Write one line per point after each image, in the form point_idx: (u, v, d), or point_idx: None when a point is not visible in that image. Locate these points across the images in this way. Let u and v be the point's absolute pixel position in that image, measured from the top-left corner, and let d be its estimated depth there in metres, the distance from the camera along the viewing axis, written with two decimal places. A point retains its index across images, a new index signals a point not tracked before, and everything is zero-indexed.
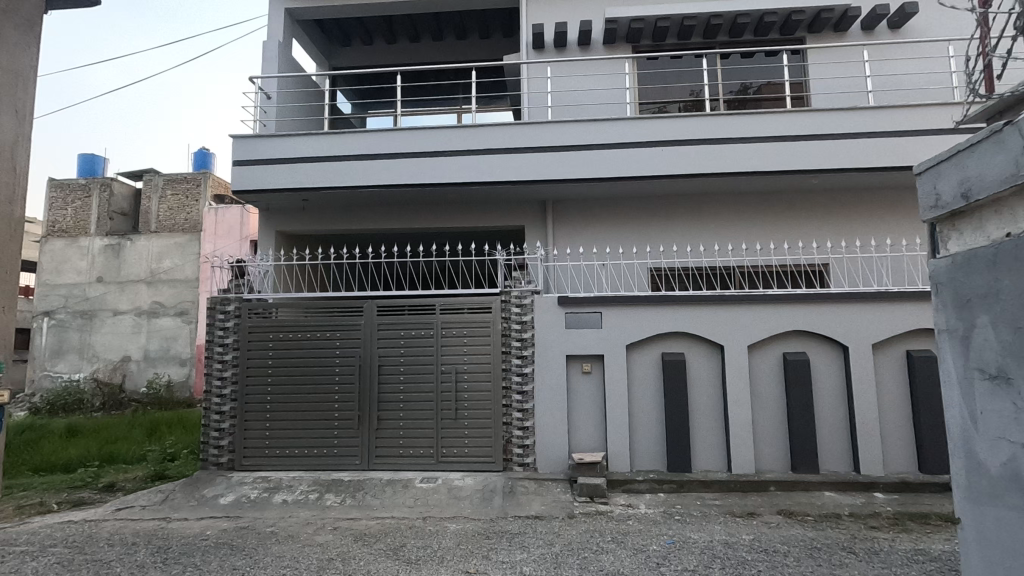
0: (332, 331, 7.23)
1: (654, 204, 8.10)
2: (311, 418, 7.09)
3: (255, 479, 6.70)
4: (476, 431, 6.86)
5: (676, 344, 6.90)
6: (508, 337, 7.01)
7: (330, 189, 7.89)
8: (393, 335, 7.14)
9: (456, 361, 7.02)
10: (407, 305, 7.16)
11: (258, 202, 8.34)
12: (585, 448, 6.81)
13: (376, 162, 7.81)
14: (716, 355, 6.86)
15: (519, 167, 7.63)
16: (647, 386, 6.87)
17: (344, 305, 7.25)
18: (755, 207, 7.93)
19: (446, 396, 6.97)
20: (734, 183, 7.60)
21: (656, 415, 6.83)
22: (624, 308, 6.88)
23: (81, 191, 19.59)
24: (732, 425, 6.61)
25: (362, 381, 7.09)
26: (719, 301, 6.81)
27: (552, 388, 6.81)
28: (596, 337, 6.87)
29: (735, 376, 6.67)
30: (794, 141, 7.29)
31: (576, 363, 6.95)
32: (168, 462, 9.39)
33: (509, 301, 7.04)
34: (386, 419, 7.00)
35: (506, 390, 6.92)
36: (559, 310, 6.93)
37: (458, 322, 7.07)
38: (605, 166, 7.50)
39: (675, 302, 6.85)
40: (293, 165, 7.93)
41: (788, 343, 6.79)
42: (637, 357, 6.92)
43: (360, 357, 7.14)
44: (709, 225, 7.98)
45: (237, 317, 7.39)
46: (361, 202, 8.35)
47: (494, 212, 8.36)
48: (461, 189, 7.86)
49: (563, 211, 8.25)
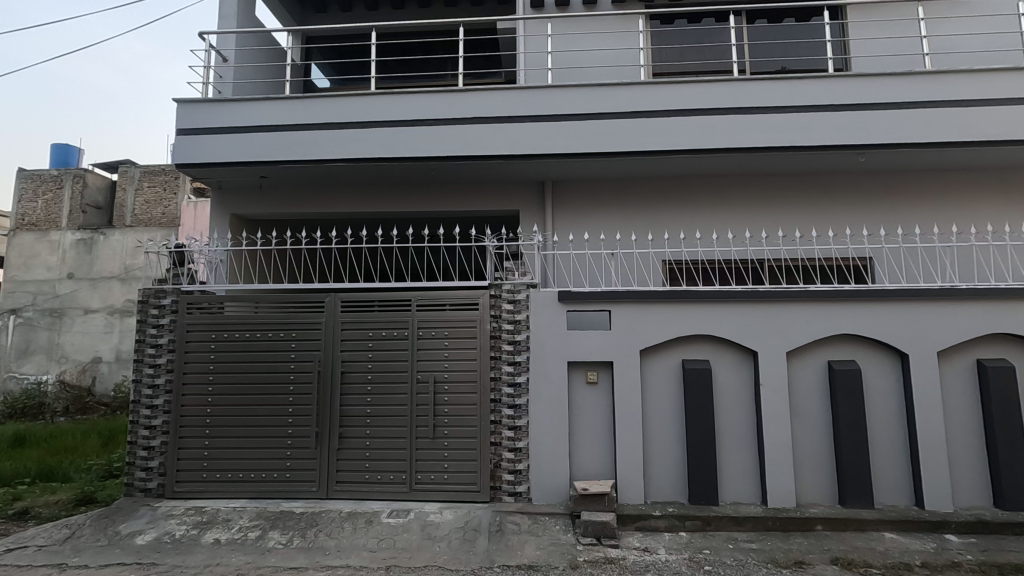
0: (287, 331, 6.02)
1: (673, 186, 6.98)
2: (259, 436, 5.88)
3: (186, 511, 5.48)
4: (458, 455, 5.66)
5: (699, 349, 5.75)
6: (498, 339, 5.81)
7: (292, 164, 6.69)
8: (360, 336, 5.94)
9: (435, 368, 5.83)
10: (377, 299, 5.97)
11: (210, 180, 7.14)
12: (589, 475, 5.64)
13: (346, 132, 6.64)
14: (748, 363, 5.71)
15: (514, 138, 6.46)
16: (664, 400, 5.71)
17: (302, 300, 6.04)
18: (788, 191, 6.85)
19: (422, 410, 5.77)
20: (767, 161, 6.48)
21: (675, 435, 5.67)
22: (637, 306, 5.72)
23: (52, 183, 18.19)
24: (768, 448, 5.46)
25: (322, 391, 5.88)
26: (752, 298, 5.65)
27: (550, 401, 5.64)
28: (604, 341, 5.70)
29: (771, 389, 5.53)
30: (838, 112, 6.17)
31: (579, 371, 5.78)
32: (110, 482, 7.99)
33: (500, 296, 5.87)
34: (350, 437, 5.80)
35: (495, 404, 5.73)
36: (559, 308, 5.76)
37: (438, 321, 5.88)
38: (614, 140, 6.36)
39: (699, 300, 5.70)
40: (249, 135, 6.73)
41: (834, 349, 5.64)
42: (652, 365, 5.76)
43: (319, 362, 5.93)
44: (736, 211, 6.88)
45: (174, 312, 6.15)
46: (331, 181, 7.18)
47: (485, 195, 7.20)
48: (446, 165, 6.69)
49: (566, 193, 7.11)
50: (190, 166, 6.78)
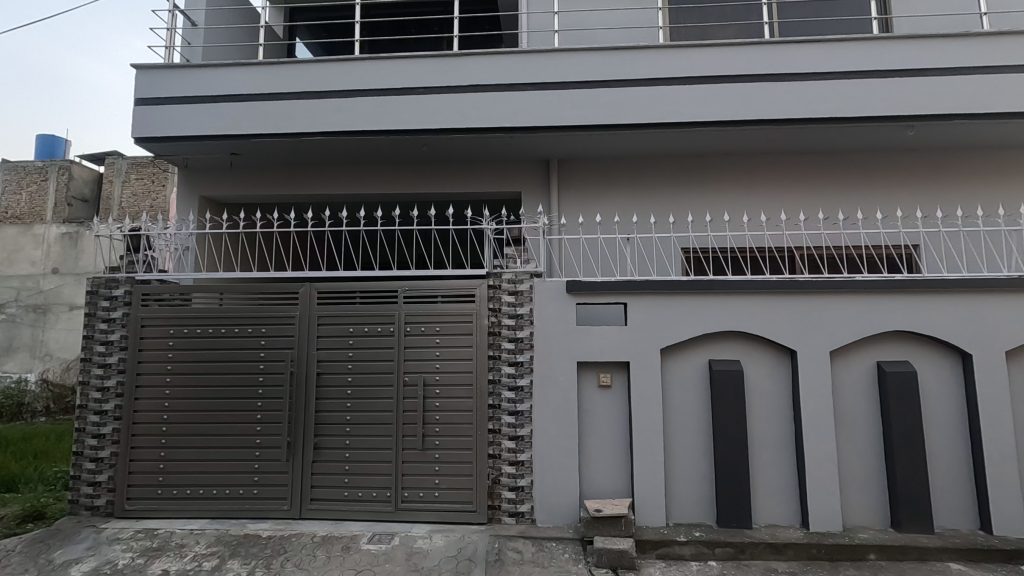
0: (255, 326, 5.26)
1: (694, 165, 6.23)
2: (221, 447, 5.12)
3: (136, 534, 4.73)
4: (450, 469, 4.91)
5: (728, 348, 5.01)
6: (497, 336, 5.07)
7: (265, 137, 5.92)
8: (340, 333, 5.19)
9: (426, 370, 5.07)
10: (359, 290, 5.21)
11: (175, 157, 6.37)
12: (602, 493, 4.90)
13: (325, 102, 5.88)
14: (784, 364, 4.97)
15: (515, 109, 5.71)
16: (687, 407, 4.96)
17: (273, 291, 5.29)
18: (824, 170, 6.11)
19: (410, 418, 5.01)
20: (802, 136, 5.72)
21: (701, 447, 4.92)
22: (657, 299, 4.99)
23: (37, 175, 17.28)
24: (809, 463, 4.72)
25: (295, 395, 5.12)
26: (789, 289, 4.90)
27: (557, 408, 4.90)
28: (618, 339, 4.96)
29: (812, 395, 4.79)
30: (885, 78, 5.41)
31: (590, 373, 5.04)
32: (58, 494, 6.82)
33: (499, 287, 5.12)
34: (326, 448, 5.05)
35: (493, 410, 4.98)
36: (567, 300, 5.02)
37: (429, 316, 5.13)
38: (629, 111, 5.61)
39: (728, 291, 4.95)
40: (217, 105, 5.96)
41: (884, 349, 4.90)
42: (674, 367, 5.01)
43: (292, 362, 5.18)
44: (765, 193, 6.14)
45: (127, 304, 5.39)
46: (311, 159, 6.41)
47: (484, 175, 6.46)
48: (439, 140, 5.92)
49: (573, 174, 6.37)
50: (150, 139, 6.01)
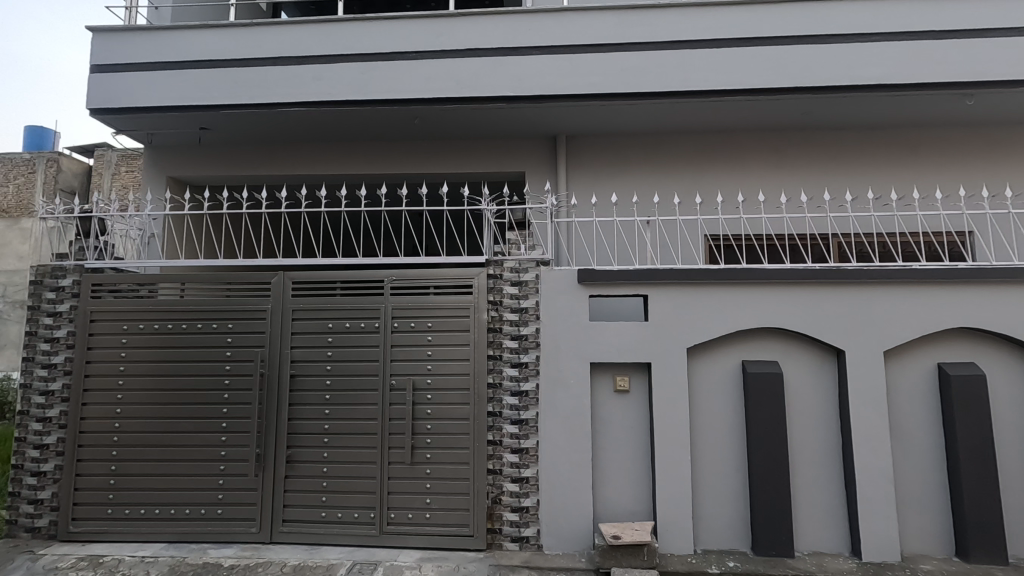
0: (221, 322, 4.60)
1: (718, 142, 5.57)
2: (180, 459, 4.46)
3: (79, 562, 4.07)
4: (444, 487, 4.24)
5: (764, 348, 4.34)
6: (497, 333, 4.40)
7: (236, 108, 5.24)
8: (317, 329, 4.52)
9: (415, 372, 4.39)
10: (339, 280, 4.54)
11: (138, 132, 5.70)
12: (619, 515, 4.24)
13: (303, 69, 5.20)
14: (829, 366, 4.30)
15: (518, 76, 5.03)
16: (716, 415, 4.30)
17: (241, 280, 4.62)
18: (865, 147, 5.44)
19: (397, 428, 4.34)
20: (844, 106, 5.04)
21: (733, 462, 4.26)
22: (681, 290, 4.33)
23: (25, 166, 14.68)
24: (860, 481, 4.06)
25: (265, 401, 4.46)
26: (837, 279, 4.22)
27: (568, 417, 4.25)
28: (637, 336, 4.31)
29: (863, 402, 4.12)
30: (941, 38, 4.71)
31: (605, 375, 4.38)
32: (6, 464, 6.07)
33: (500, 277, 4.46)
34: (301, 462, 4.38)
35: (494, 419, 4.30)
36: (578, 292, 4.37)
37: (419, 309, 4.46)
38: (646, 78, 4.92)
39: (764, 282, 4.28)
40: (181, 72, 5.28)
41: (944, 348, 4.23)
42: (701, 369, 4.35)
43: (262, 362, 4.51)
44: (799, 173, 5.48)
45: (75, 296, 4.72)
46: (291, 134, 5.74)
47: (484, 152, 5.80)
48: (432, 112, 5.25)
49: (583, 152, 5.70)
50: (107, 112, 5.33)
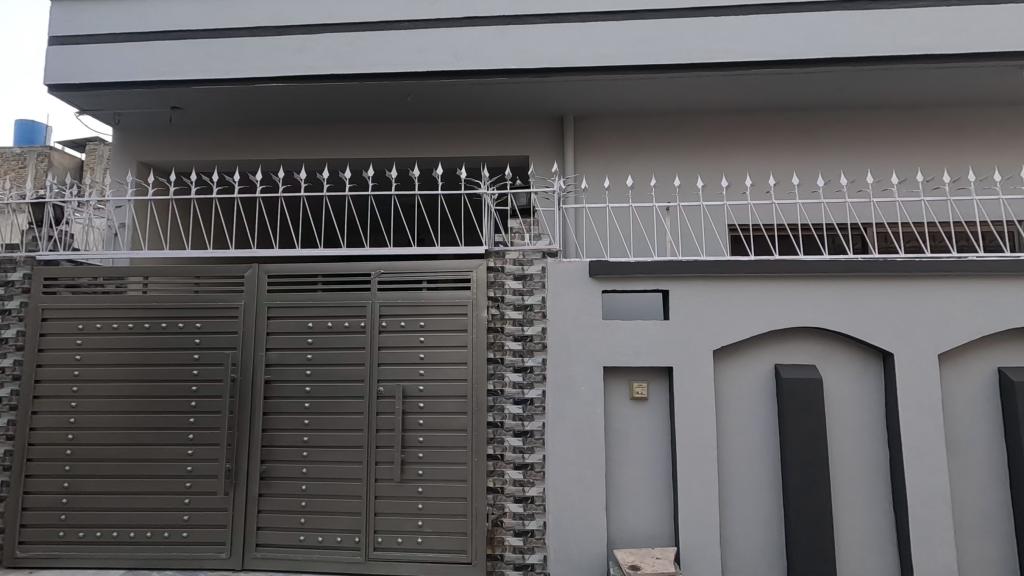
0: (188, 320, 4.09)
1: (741, 122, 5.07)
2: (142, 475, 3.96)
3: None
4: (437, 508, 3.75)
5: (801, 350, 3.83)
6: (499, 334, 3.90)
7: (210, 84, 4.73)
8: (296, 329, 4.01)
9: (405, 377, 3.89)
10: (320, 273, 4.04)
11: (104, 112, 5.19)
12: (636, 539, 3.76)
13: (283, 41, 4.69)
14: (874, 371, 3.80)
15: (521, 47, 4.52)
16: (746, 427, 3.81)
17: (211, 274, 4.11)
18: (902, 128, 4.95)
19: (385, 440, 3.84)
20: (883, 80, 4.53)
21: (765, 480, 3.76)
22: (706, 285, 3.84)
23: (15, 162, 13.83)
24: (912, 502, 3.57)
25: (237, 410, 3.95)
26: (884, 272, 3.71)
27: (578, 428, 3.77)
28: (657, 336, 3.82)
29: (915, 411, 3.63)
30: (995, 2, 4.19)
31: (619, 381, 3.88)
32: None
33: (502, 270, 3.96)
34: (277, 479, 3.89)
35: (496, 431, 3.80)
36: (590, 287, 3.88)
37: (411, 307, 3.95)
38: (664, 48, 4.41)
39: (800, 275, 3.78)
40: (148, 44, 4.77)
41: (1005, 350, 3.72)
42: (729, 374, 3.85)
43: (233, 366, 4.00)
44: (829, 156, 5.00)
45: (26, 291, 4.22)
46: (272, 114, 5.23)
47: (484, 135, 5.30)
48: (427, 88, 4.75)
49: (593, 133, 5.20)
50: (68, 88, 4.83)
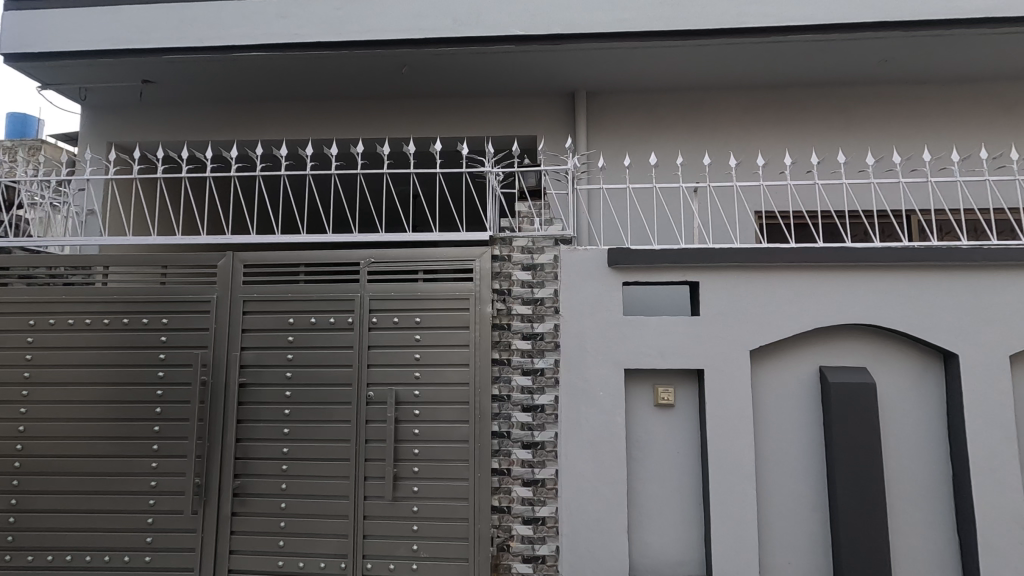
0: (153, 315, 3.61)
1: (770, 99, 4.62)
2: (100, 491, 3.49)
3: None
4: (435, 531, 3.28)
5: (849, 351, 3.37)
6: (505, 332, 3.43)
7: (182, 53, 4.25)
8: (274, 326, 3.54)
9: (398, 381, 3.41)
10: (302, 263, 3.57)
11: (68, 86, 4.71)
12: (661, 566, 3.30)
13: (263, 5, 4.20)
14: (934, 375, 3.33)
15: (530, 11, 4.04)
16: (788, 438, 3.33)
17: (180, 263, 3.64)
18: (947, 106, 4.50)
19: (374, 454, 3.36)
20: (935, 49, 4.05)
21: (810, 499, 3.29)
22: (741, 276, 3.37)
23: None
24: (981, 525, 3.10)
25: (207, 418, 3.48)
26: (947, 262, 3.25)
27: (595, 440, 3.30)
28: (686, 335, 3.34)
29: (983, 421, 3.16)
30: None
31: (642, 386, 3.41)
32: None
33: (508, 258, 3.49)
34: (252, 496, 3.42)
35: (502, 442, 3.33)
36: (609, 279, 3.41)
37: (405, 301, 3.47)
38: (690, 12, 3.93)
39: (849, 265, 3.31)
40: (114, 9, 4.29)
41: None
42: (768, 378, 3.38)
43: (204, 368, 3.52)
44: (868, 136, 4.54)
45: None
46: (254, 88, 4.75)
47: (488, 113, 4.83)
48: (424, 57, 4.26)
49: (608, 111, 4.72)
50: (25, 58, 4.34)
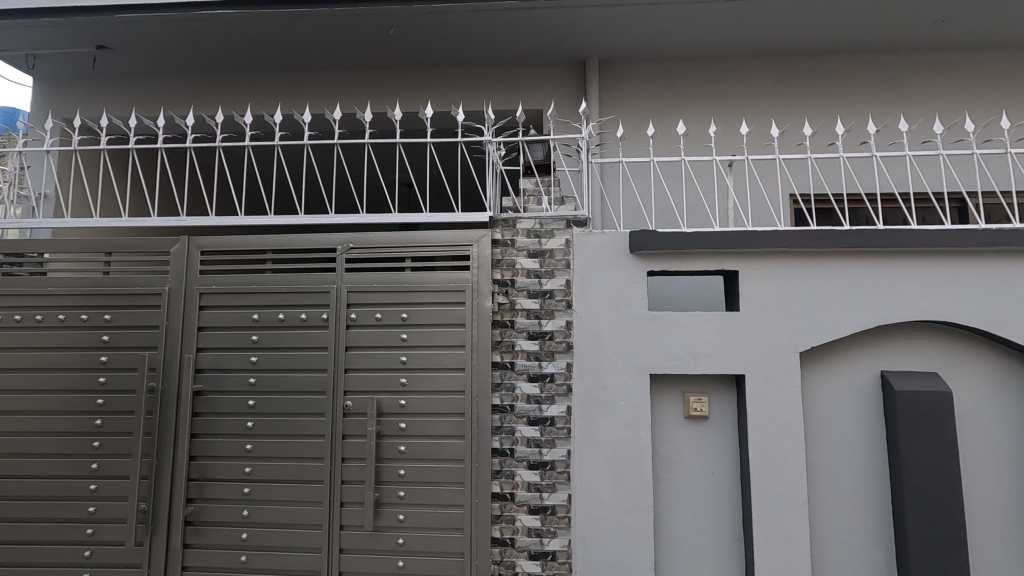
0: (93, 311, 3.06)
1: (805, 68, 4.10)
2: (30, 519, 2.95)
3: None
4: (424, 567, 2.75)
5: (916, 353, 2.83)
6: (507, 330, 2.90)
7: (137, 11, 3.69)
8: (236, 323, 3.00)
9: (380, 389, 2.87)
10: (269, 249, 3.04)
11: (14, 53, 4.17)
12: None
13: None
14: (1018, 381, 2.79)
15: None
16: (844, 457, 2.80)
17: (127, 249, 3.10)
18: (1006, 75, 3.99)
19: (352, 476, 2.82)
20: (1003, 5, 3.52)
21: (872, 530, 2.75)
22: (789, 265, 2.83)
23: None
24: None
25: (155, 432, 2.94)
26: None
27: (616, 459, 2.76)
28: (724, 334, 2.81)
29: None
30: None
31: (671, 394, 2.88)
32: None
33: (511, 243, 2.95)
34: (209, 525, 2.89)
35: (504, 461, 2.80)
36: (631, 267, 2.88)
37: (389, 294, 2.93)
38: None
39: (918, 251, 2.78)
40: None
41: None
42: (820, 385, 2.84)
43: (152, 373, 2.98)
44: (918, 110, 4.02)
45: None
46: (225, 55, 4.21)
47: (488, 85, 4.30)
48: (417, 17, 3.73)
49: (623, 82, 4.20)
50: None
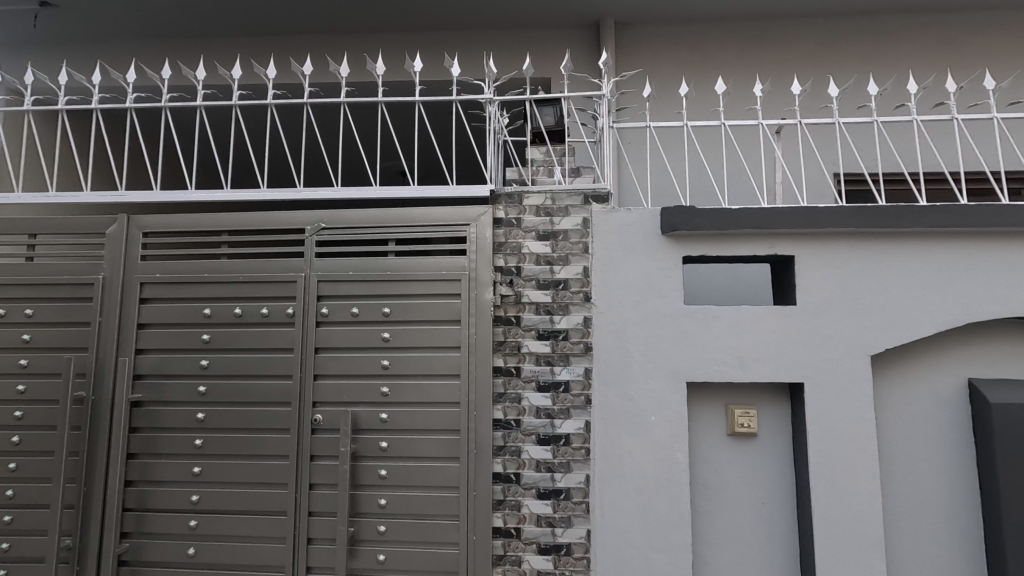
0: (14, 304, 2.54)
1: (850, 31, 3.61)
2: None
3: None
4: None
5: (1011, 357, 2.32)
6: (512, 328, 2.38)
7: None
8: (183, 319, 2.48)
9: (357, 400, 2.35)
10: (225, 231, 2.52)
11: None
12: None
13: None
14: None
15: None
16: (924, 484, 2.28)
17: (56, 230, 2.58)
18: None
19: (323, 506, 2.30)
20: None
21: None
22: (856, 249, 2.32)
23: None
24: None
25: (85, 451, 2.42)
26: None
27: (645, 486, 2.25)
28: (777, 333, 2.29)
29: None
30: None
31: (711, 407, 2.36)
32: None
33: (517, 223, 2.44)
34: (149, 565, 2.37)
35: (509, 487, 2.28)
36: (662, 252, 2.36)
37: (368, 284, 2.41)
38: None
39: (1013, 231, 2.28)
40: None
41: None
42: (893, 397, 2.32)
43: (81, 379, 2.45)
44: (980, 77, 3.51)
45: None
46: (189, 13, 3.70)
47: (488, 51, 3.80)
48: None
49: (642, 47, 3.69)
50: None
